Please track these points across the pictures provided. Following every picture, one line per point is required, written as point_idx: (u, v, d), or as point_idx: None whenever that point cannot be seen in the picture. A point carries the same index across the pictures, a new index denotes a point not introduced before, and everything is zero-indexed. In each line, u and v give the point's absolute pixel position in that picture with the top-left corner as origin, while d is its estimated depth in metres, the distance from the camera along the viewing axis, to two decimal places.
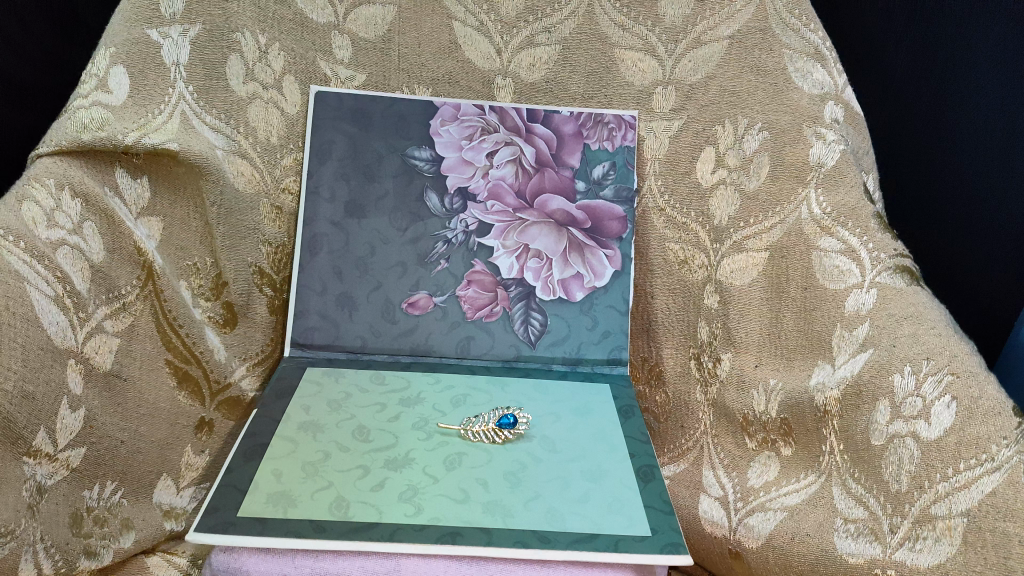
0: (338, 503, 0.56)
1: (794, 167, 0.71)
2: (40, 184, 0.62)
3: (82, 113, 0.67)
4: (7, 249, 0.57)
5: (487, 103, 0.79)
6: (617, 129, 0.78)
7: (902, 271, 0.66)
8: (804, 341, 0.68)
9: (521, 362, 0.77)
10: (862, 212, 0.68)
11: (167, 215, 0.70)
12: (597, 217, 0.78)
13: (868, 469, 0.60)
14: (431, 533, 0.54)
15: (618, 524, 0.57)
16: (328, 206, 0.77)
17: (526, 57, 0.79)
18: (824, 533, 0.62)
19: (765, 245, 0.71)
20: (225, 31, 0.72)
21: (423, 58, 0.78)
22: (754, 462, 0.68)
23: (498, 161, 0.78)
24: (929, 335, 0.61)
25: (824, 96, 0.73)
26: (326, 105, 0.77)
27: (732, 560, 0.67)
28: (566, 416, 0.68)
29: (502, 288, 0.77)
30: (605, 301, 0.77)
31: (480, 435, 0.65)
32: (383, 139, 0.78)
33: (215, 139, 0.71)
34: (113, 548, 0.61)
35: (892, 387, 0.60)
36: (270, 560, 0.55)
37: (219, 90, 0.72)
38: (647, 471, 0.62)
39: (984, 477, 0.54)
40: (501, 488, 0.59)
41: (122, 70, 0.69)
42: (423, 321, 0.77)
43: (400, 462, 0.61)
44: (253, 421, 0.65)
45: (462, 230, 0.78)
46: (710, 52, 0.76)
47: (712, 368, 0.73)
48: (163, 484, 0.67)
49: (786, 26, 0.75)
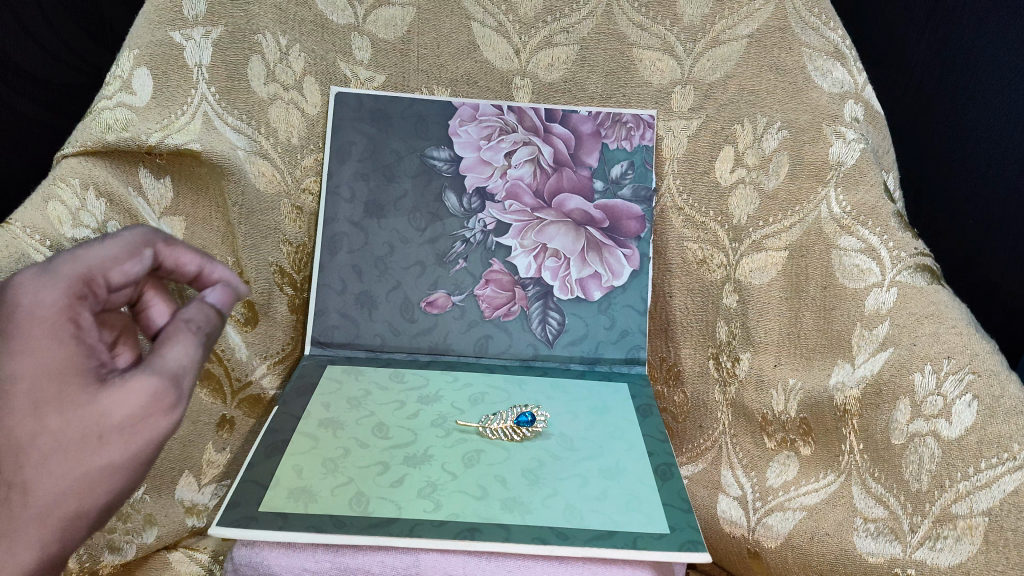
0: (358, 499, 0.57)
1: (813, 166, 0.71)
2: (65, 184, 0.63)
3: (106, 113, 0.68)
4: (33, 247, 0.58)
5: (506, 104, 0.80)
6: (635, 128, 0.78)
7: (924, 269, 0.65)
8: (824, 340, 0.68)
9: (538, 361, 0.77)
10: (882, 211, 0.68)
11: (189, 214, 0.71)
12: (615, 217, 0.78)
13: (888, 468, 0.60)
14: (450, 529, 0.55)
15: (636, 521, 0.57)
16: (348, 206, 0.77)
17: (544, 57, 0.79)
18: (844, 533, 0.61)
19: (784, 244, 0.71)
20: (247, 33, 0.73)
21: (442, 58, 0.79)
22: (774, 462, 0.68)
23: (516, 161, 0.79)
24: (950, 334, 0.60)
25: (844, 95, 0.73)
26: (347, 106, 0.78)
27: (751, 561, 0.67)
28: (583, 415, 0.69)
29: (519, 288, 0.77)
30: (623, 301, 0.78)
31: (499, 433, 0.65)
32: (402, 138, 0.78)
33: (237, 140, 0.72)
34: (135, 543, 0.62)
35: (912, 385, 0.60)
36: (292, 554, 0.55)
37: (241, 91, 0.73)
38: (665, 470, 0.63)
39: (1006, 476, 0.54)
40: (519, 484, 0.60)
41: (145, 72, 0.70)
42: (441, 320, 0.77)
43: (419, 459, 0.62)
44: (275, 418, 0.65)
45: (481, 230, 0.78)
46: (729, 51, 0.76)
47: (731, 367, 0.72)
48: (185, 481, 0.68)
49: (805, 24, 0.75)
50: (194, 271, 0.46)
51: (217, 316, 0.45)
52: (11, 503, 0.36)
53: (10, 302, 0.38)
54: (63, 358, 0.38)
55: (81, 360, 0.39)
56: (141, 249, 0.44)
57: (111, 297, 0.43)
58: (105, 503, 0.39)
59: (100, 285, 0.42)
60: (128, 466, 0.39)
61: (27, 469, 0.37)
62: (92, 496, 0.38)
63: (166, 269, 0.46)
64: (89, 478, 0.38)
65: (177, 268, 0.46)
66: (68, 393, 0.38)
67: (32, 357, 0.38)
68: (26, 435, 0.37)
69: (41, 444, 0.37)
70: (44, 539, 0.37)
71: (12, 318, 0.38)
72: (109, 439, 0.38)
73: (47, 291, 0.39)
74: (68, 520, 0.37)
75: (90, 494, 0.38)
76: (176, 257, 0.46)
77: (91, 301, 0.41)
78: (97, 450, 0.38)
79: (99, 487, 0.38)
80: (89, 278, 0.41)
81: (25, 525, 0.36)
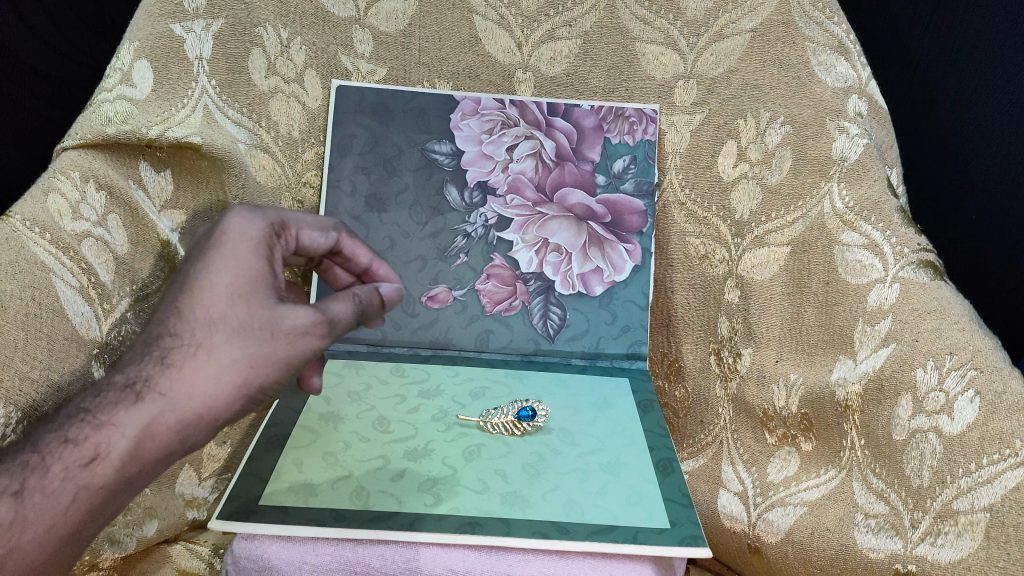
0: (358, 493, 0.57)
1: (816, 161, 0.71)
2: (65, 177, 0.63)
3: (106, 105, 0.67)
4: (32, 240, 0.59)
5: (508, 98, 0.79)
6: (638, 123, 0.78)
7: (926, 265, 0.65)
8: (826, 336, 0.68)
9: (540, 356, 0.77)
10: (885, 207, 0.68)
11: (190, 208, 0.70)
12: (617, 212, 0.78)
13: (889, 463, 0.60)
14: (450, 524, 0.55)
15: (637, 516, 0.57)
16: (349, 200, 0.77)
17: (546, 51, 0.79)
18: (845, 528, 0.61)
19: (786, 240, 0.71)
20: (248, 25, 0.72)
21: (444, 51, 0.79)
22: (775, 457, 0.68)
23: (518, 155, 0.78)
24: (952, 330, 0.60)
25: (847, 90, 0.72)
26: (348, 99, 0.78)
27: (751, 556, 0.67)
28: (585, 410, 0.69)
29: (521, 283, 0.77)
30: (624, 296, 0.77)
31: (499, 427, 0.65)
32: (403, 133, 0.78)
33: (238, 133, 0.72)
34: (136, 536, 0.62)
35: (914, 381, 0.60)
36: (292, 547, 0.54)
37: (242, 84, 0.72)
38: (666, 465, 0.63)
39: (1007, 472, 0.53)
40: (520, 479, 0.60)
41: (145, 64, 0.69)
42: (442, 314, 0.77)
43: (420, 453, 0.61)
44: (276, 412, 0.65)
45: (482, 224, 0.78)
46: (733, 45, 0.75)
47: (733, 363, 0.72)
48: (185, 476, 0.67)
49: (809, 19, 0.74)
50: (365, 264, 0.59)
51: (379, 301, 0.55)
52: (196, 359, 0.47)
53: (228, 224, 0.49)
54: (259, 269, 0.49)
55: (268, 277, 0.49)
56: (330, 228, 0.55)
57: (298, 252, 0.54)
58: (262, 385, 0.48)
59: (295, 238, 0.53)
60: (285, 361, 0.48)
61: (213, 336, 0.47)
62: (254, 375, 0.48)
63: (343, 256, 0.58)
64: (258, 360, 0.48)
65: (352, 257, 0.58)
66: (257, 296, 0.48)
67: (235, 262, 0.48)
68: (217, 314, 0.47)
69: (227, 323, 0.47)
70: (215, 393, 0.47)
71: (225, 235, 0.49)
72: (277, 337, 0.48)
73: (255, 223, 0.50)
74: (234, 387, 0.47)
75: (254, 372, 0.48)
76: (352, 248, 0.57)
77: (282, 245, 0.52)
78: (268, 339, 0.48)
79: (260, 370, 0.48)
80: (287, 227, 0.52)
81: (205, 378, 0.47)
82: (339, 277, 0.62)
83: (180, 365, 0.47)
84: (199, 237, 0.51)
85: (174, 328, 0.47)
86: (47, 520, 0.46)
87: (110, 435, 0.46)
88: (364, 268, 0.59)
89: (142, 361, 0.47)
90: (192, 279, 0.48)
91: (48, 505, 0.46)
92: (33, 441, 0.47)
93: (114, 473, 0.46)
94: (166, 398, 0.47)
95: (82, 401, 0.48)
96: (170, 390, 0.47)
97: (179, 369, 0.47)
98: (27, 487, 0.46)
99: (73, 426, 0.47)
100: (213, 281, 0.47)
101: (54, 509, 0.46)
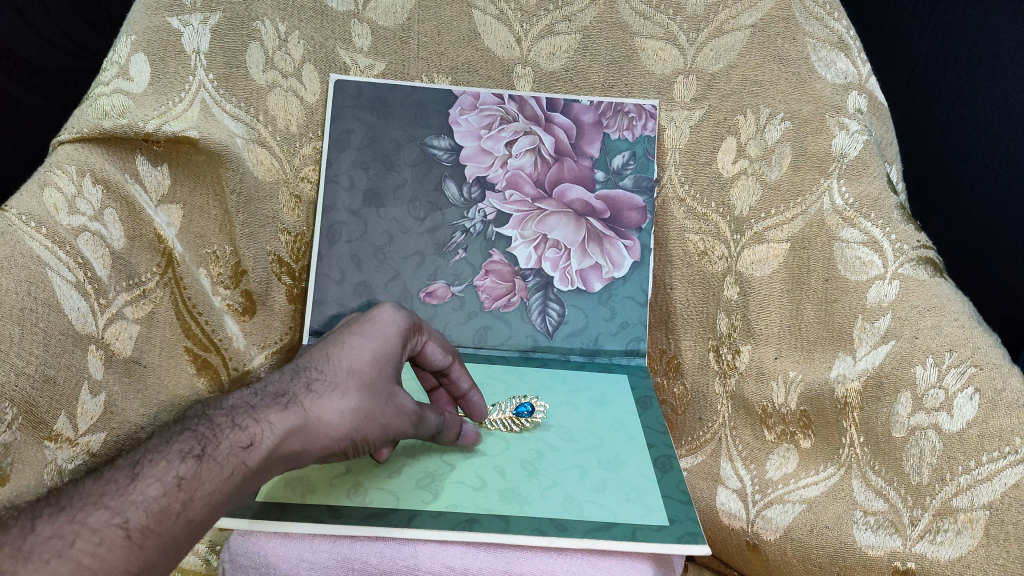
0: (355, 490, 0.57)
1: (816, 158, 0.71)
2: (62, 171, 0.63)
3: (103, 100, 0.68)
4: (29, 234, 0.58)
5: (507, 93, 0.79)
6: (637, 118, 0.78)
7: (925, 262, 0.65)
8: (825, 333, 0.68)
9: (538, 352, 0.77)
10: (885, 203, 0.68)
11: (187, 202, 0.70)
12: (616, 208, 0.77)
13: (889, 461, 0.60)
14: (448, 520, 0.55)
15: (635, 513, 0.57)
16: (347, 194, 0.76)
17: (546, 46, 0.78)
18: (844, 525, 0.61)
19: (785, 236, 0.71)
20: (246, 19, 0.72)
21: (443, 46, 0.78)
22: (773, 454, 0.68)
23: (517, 151, 0.78)
24: (952, 327, 0.60)
25: (847, 86, 0.72)
26: (345, 94, 0.76)
27: (749, 553, 0.67)
28: (583, 407, 0.69)
29: (520, 278, 0.77)
30: (623, 293, 0.77)
31: (498, 425, 0.64)
32: (402, 126, 0.77)
33: (235, 128, 0.72)
34: None
35: (914, 378, 0.60)
36: (289, 544, 0.54)
37: (238, 78, 0.72)
38: (665, 461, 0.62)
39: (1007, 470, 0.53)
40: (518, 476, 0.60)
41: (143, 58, 0.70)
42: (440, 310, 0.77)
43: (418, 450, 0.61)
44: None
45: (481, 220, 0.77)
46: (733, 40, 0.75)
47: (731, 360, 0.72)
48: None
49: (809, 14, 0.74)
50: (463, 390, 0.61)
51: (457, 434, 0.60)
52: (333, 392, 0.50)
53: (383, 309, 0.56)
54: (397, 349, 0.54)
55: (397, 360, 0.54)
56: (450, 351, 0.60)
57: (416, 358, 0.58)
58: (360, 441, 0.51)
59: (423, 342, 0.58)
60: (383, 428, 0.52)
61: (348, 381, 0.50)
62: (361, 430, 0.50)
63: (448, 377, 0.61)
64: (367, 419, 0.51)
65: (455, 381, 0.61)
66: (386, 373, 0.52)
67: (381, 337, 0.54)
68: (356, 370, 0.51)
69: (362, 376, 0.51)
70: (337, 427, 0.49)
71: (377, 321, 0.55)
72: (389, 409, 0.52)
73: (402, 320, 0.56)
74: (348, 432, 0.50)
75: (362, 429, 0.50)
76: (458, 374, 0.60)
77: (411, 345, 0.57)
78: (383, 402, 0.52)
79: (368, 427, 0.51)
80: (422, 332, 0.57)
81: (333, 414, 0.49)
82: (426, 378, 0.64)
83: (320, 393, 0.49)
84: (353, 318, 0.57)
85: (320, 365, 0.51)
86: (216, 488, 0.44)
87: (266, 428, 0.46)
88: (460, 394, 0.62)
89: (289, 381, 0.50)
90: (344, 340, 0.53)
91: (217, 470, 0.44)
92: (205, 417, 0.47)
93: (264, 465, 0.46)
94: (308, 415, 0.48)
95: (239, 397, 0.48)
96: (311, 408, 0.49)
97: (319, 395, 0.49)
98: (206, 454, 0.45)
99: (240, 413, 0.47)
100: (362, 343, 0.52)
101: (218, 475, 0.44)
